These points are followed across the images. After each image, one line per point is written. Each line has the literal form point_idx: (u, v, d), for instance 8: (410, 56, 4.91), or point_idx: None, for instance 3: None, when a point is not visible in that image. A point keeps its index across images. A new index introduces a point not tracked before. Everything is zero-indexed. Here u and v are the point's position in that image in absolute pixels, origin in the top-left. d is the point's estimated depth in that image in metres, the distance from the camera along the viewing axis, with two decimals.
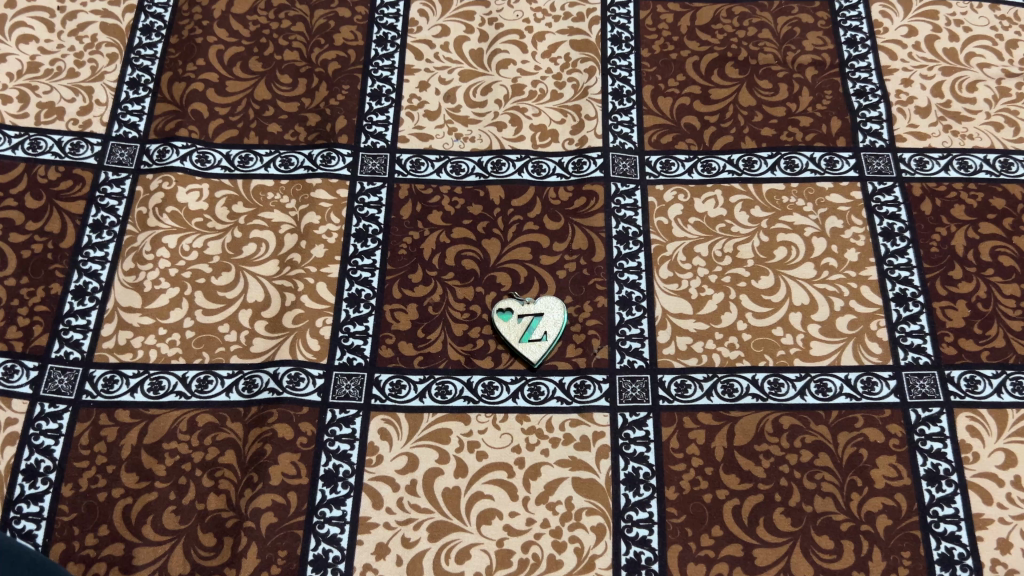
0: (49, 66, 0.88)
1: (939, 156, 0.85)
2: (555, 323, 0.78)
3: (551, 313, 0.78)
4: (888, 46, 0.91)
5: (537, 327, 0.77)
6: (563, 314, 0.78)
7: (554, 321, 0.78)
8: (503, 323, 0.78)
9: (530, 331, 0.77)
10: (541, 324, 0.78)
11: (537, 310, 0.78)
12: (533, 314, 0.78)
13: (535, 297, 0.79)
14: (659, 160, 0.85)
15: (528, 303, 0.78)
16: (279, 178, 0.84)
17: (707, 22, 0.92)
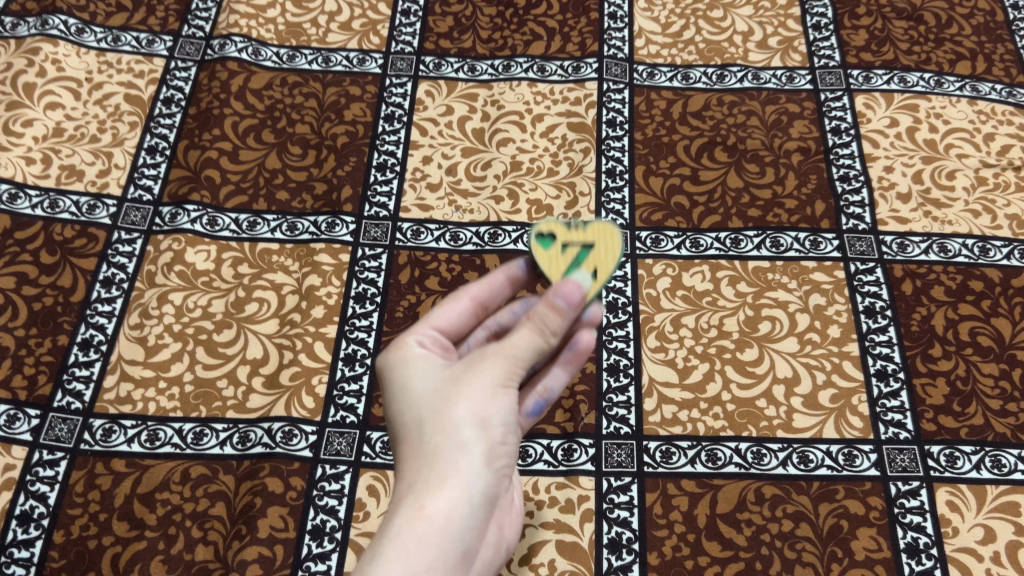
0: (73, 132, 0.93)
1: (919, 240, 0.88)
2: (603, 263, 0.60)
3: (603, 250, 0.61)
4: (871, 135, 0.95)
5: (582, 264, 0.61)
6: (618, 249, 0.60)
7: (605, 258, 0.60)
8: (539, 253, 0.61)
9: (571, 265, 0.61)
10: (589, 262, 0.61)
11: (586, 238, 0.61)
12: (580, 242, 0.61)
13: (583, 226, 0.62)
14: (650, 235, 0.89)
15: (574, 229, 0.62)
16: (284, 242, 0.88)
17: (698, 109, 0.97)
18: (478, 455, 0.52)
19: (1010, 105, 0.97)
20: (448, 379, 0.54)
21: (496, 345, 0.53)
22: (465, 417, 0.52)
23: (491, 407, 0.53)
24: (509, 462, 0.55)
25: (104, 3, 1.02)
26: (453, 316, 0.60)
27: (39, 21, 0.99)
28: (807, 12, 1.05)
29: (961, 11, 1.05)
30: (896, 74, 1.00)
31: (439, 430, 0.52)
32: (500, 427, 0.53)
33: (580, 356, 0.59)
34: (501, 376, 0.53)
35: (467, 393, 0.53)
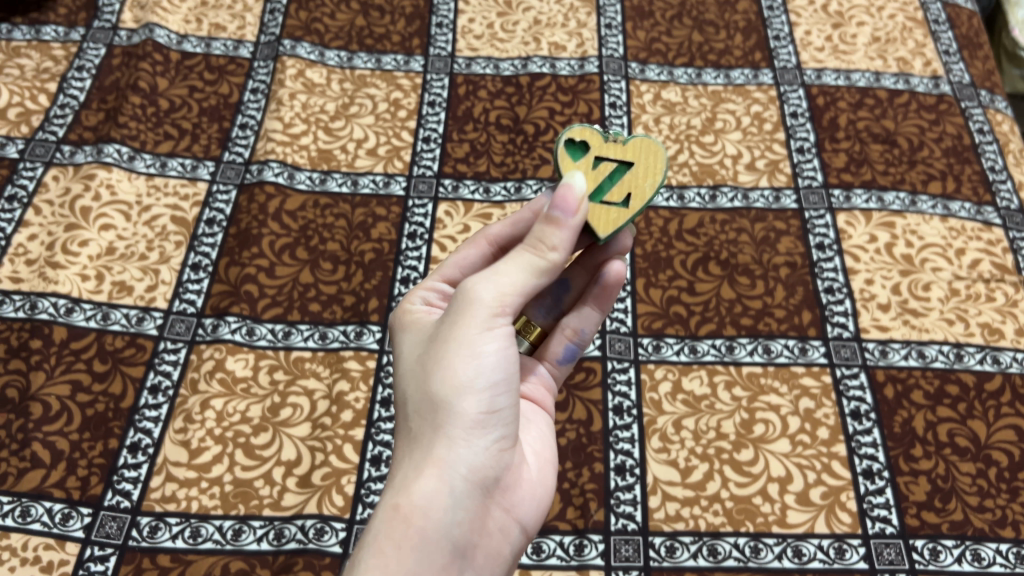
0: (124, 250, 1.02)
1: (899, 347, 0.96)
2: (650, 178, 0.73)
3: (648, 158, 0.73)
4: (853, 250, 1.04)
5: (632, 173, 0.72)
6: (663, 165, 0.73)
7: (654, 168, 0.73)
8: (572, 162, 0.72)
9: (617, 174, 0.73)
10: (638, 169, 0.73)
11: (623, 155, 0.73)
12: (614, 154, 0.73)
13: (624, 141, 0.73)
14: (651, 342, 0.97)
15: (609, 143, 0.73)
16: (316, 349, 0.96)
17: (693, 226, 1.06)
18: (451, 425, 0.62)
19: (978, 222, 1.07)
20: (424, 356, 0.65)
21: (470, 290, 0.63)
22: (435, 391, 0.63)
23: (464, 367, 0.63)
24: (499, 425, 0.65)
25: (153, 132, 1.13)
26: (472, 257, 0.77)
27: (95, 149, 1.10)
28: (791, 137, 1.15)
29: (932, 135, 1.15)
30: (874, 194, 1.09)
31: (418, 408, 0.63)
32: (473, 383, 0.63)
33: (609, 293, 0.78)
34: (474, 332, 0.63)
35: (435, 366, 0.63)
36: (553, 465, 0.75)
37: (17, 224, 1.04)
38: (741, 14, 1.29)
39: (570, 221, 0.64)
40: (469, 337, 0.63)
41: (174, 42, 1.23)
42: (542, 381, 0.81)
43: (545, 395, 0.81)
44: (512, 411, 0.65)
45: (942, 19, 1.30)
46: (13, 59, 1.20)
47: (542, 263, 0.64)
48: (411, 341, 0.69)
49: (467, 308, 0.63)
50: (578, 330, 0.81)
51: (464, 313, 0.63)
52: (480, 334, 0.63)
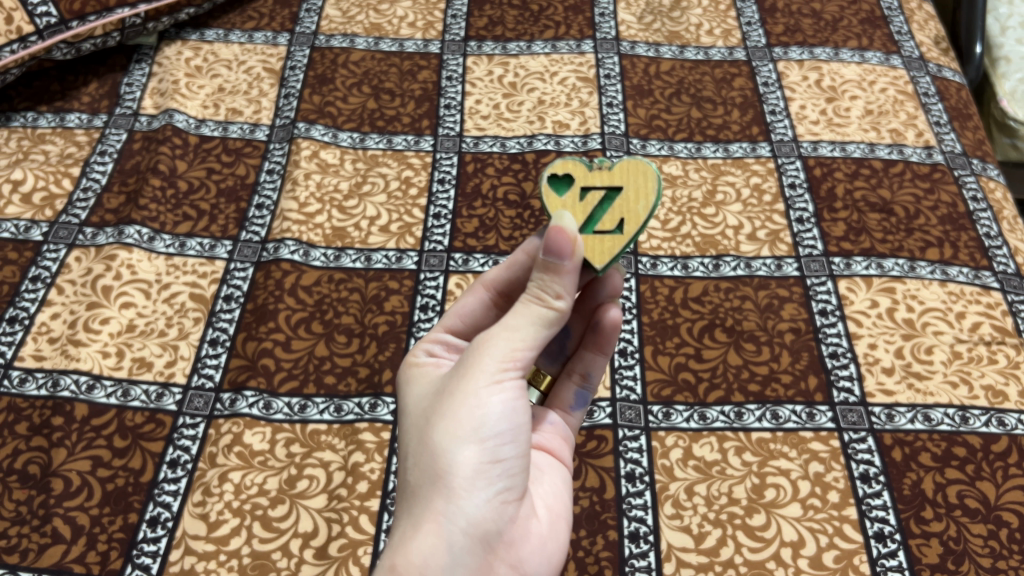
0: (143, 327, 1.05)
1: (905, 410, 0.98)
2: (638, 206, 0.80)
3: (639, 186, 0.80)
4: (855, 316, 1.06)
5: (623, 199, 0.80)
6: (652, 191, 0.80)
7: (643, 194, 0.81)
8: (559, 198, 0.81)
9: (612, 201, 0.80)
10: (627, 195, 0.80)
11: (609, 180, 0.81)
12: (598, 181, 0.81)
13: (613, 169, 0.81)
14: (661, 409, 0.99)
15: (591, 173, 0.81)
16: (331, 421, 0.97)
17: (698, 294, 1.09)
18: (451, 479, 0.67)
19: (976, 286, 1.09)
20: (427, 411, 0.70)
21: (480, 347, 0.68)
22: (436, 444, 0.67)
23: (467, 420, 0.67)
24: (501, 475, 0.69)
25: (172, 213, 1.16)
26: (472, 305, 0.82)
27: (116, 230, 1.13)
28: (790, 207, 1.19)
29: (927, 203, 1.18)
30: (873, 261, 1.12)
31: (420, 462, 0.68)
32: (475, 437, 0.68)
33: (608, 337, 0.86)
34: (478, 388, 0.68)
35: (437, 419, 0.68)
36: (566, 515, 0.79)
37: (40, 303, 1.07)
38: (737, 91, 1.34)
39: (567, 264, 0.67)
40: (472, 390, 0.68)
41: (193, 126, 1.27)
42: (557, 430, 0.87)
43: (561, 444, 0.86)
44: (516, 461, 0.70)
45: (932, 92, 1.35)
46: (38, 146, 1.25)
47: (550, 314, 0.68)
48: (418, 391, 0.74)
49: (474, 362, 0.68)
50: (585, 374, 0.90)
51: (473, 368, 0.68)
52: (484, 389, 0.68)
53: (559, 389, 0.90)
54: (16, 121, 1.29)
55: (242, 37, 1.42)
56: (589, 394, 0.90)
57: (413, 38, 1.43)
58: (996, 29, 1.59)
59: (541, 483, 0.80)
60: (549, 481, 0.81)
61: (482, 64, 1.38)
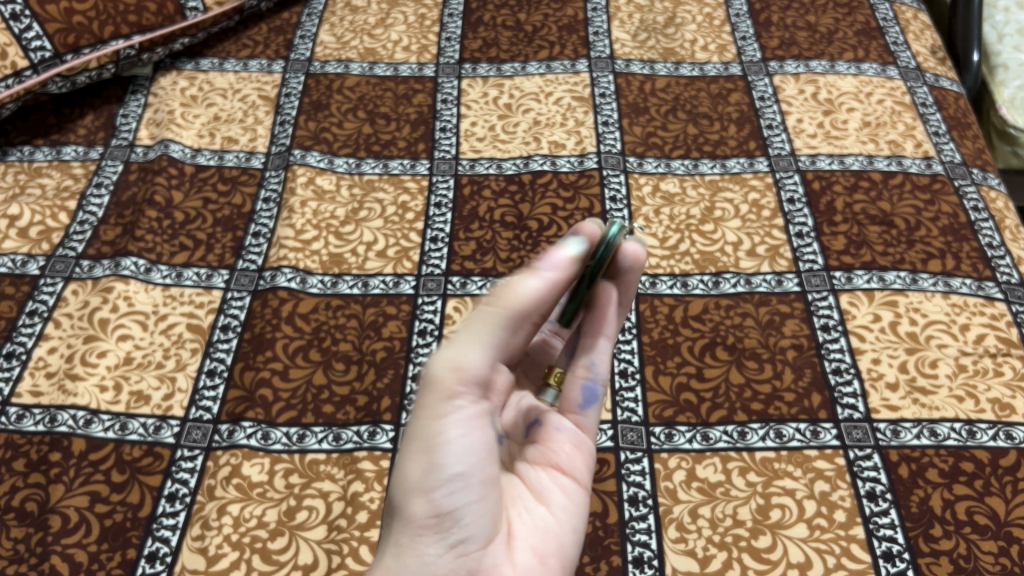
0: (141, 359, 1.04)
1: (911, 425, 0.96)
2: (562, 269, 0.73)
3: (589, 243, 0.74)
4: (858, 330, 1.05)
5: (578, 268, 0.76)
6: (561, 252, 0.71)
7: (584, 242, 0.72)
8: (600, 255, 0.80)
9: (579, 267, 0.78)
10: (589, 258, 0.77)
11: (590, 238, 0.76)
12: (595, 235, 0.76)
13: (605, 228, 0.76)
14: (663, 431, 0.97)
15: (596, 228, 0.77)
16: (330, 451, 0.97)
17: (698, 312, 1.08)
18: (399, 532, 0.67)
19: (980, 298, 1.08)
20: (398, 452, 0.71)
21: (425, 386, 0.67)
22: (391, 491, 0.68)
23: (414, 465, 0.67)
24: (458, 522, 0.67)
25: (169, 244, 1.16)
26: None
27: (113, 262, 1.13)
28: (790, 222, 1.18)
29: (928, 215, 1.17)
30: (875, 274, 1.11)
31: (387, 511, 0.70)
32: (417, 485, 0.66)
33: (602, 308, 0.81)
34: (422, 428, 0.67)
35: (397, 463, 0.69)
36: (558, 560, 0.72)
37: (37, 337, 1.06)
38: (734, 106, 1.33)
39: (544, 275, 0.68)
40: (415, 429, 0.67)
41: (189, 156, 1.27)
42: (571, 440, 0.79)
43: (575, 458, 0.78)
44: (475, 506, 0.67)
45: (930, 102, 1.34)
46: (35, 179, 1.25)
47: (487, 338, 0.67)
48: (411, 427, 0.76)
49: (419, 397, 0.68)
50: (590, 365, 0.81)
51: (418, 409, 0.67)
52: (424, 428, 0.66)
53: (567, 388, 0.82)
54: (13, 155, 1.29)
55: (237, 65, 1.42)
56: (598, 387, 0.81)
57: (407, 62, 1.43)
58: (993, 36, 1.58)
59: (531, 515, 0.73)
60: (547, 513, 0.74)
61: (477, 86, 1.38)
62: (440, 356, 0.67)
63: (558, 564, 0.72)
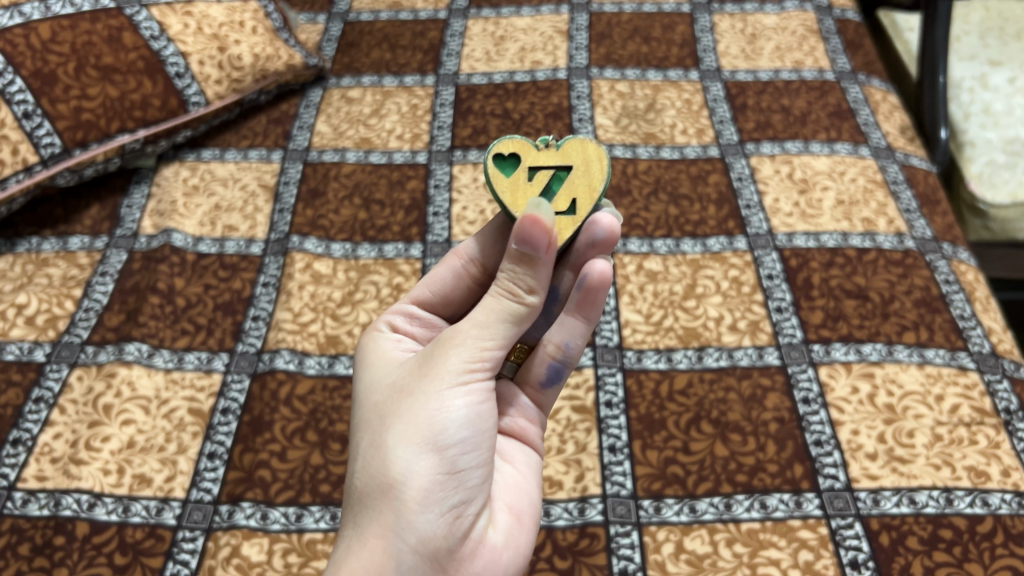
0: (143, 443, 1.07)
1: (890, 494, 1.00)
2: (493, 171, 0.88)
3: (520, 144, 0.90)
4: (837, 402, 1.09)
5: (518, 171, 0.88)
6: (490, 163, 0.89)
7: (506, 140, 0.89)
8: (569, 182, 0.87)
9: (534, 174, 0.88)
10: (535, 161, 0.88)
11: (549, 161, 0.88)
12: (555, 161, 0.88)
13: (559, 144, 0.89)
14: (652, 503, 1.00)
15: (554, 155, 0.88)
16: (327, 530, 0.99)
17: (683, 386, 1.12)
18: (406, 486, 0.72)
19: (953, 368, 1.12)
20: (383, 409, 0.76)
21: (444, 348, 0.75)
22: (392, 445, 0.73)
23: (432, 422, 0.74)
24: (463, 478, 0.75)
25: (171, 329, 1.20)
26: (445, 275, 0.93)
27: (117, 349, 1.17)
28: (769, 297, 1.23)
29: (901, 288, 1.22)
30: (852, 347, 1.15)
31: (371, 465, 0.73)
32: (435, 444, 0.74)
33: (596, 292, 0.86)
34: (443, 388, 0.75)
35: (394, 420, 0.74)
36: (529, 513, 0.86)
37: (42, 423, 1.10)
38: (713, 187, 1.39)
39: (541, 257, 0.73)
40: (435, 393, 0.75)
41: (190, 244, 1.32)
42: (524, 411, 0.92)
43: (527, 426, 0.92)
44: (475, 465, 0.76)
45: (900, 179, 1.40)
46: (42, 269, 1.30)
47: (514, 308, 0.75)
48: (374, 385, 0.80)
49: (440, 361, 0.75)
50: (562, 345, 0.90)
51: (439, 370, 0.75)
52: (447, 388, 0.75)
53: (534, 363, 0.91)
54: (22, 246, 1.34)
55: (237, 156, 1.49)
56: (562, 367, 0.91)
57: (401, 149, 1.49)
58: (960, 114, 1.66)
59: (503, 474, 0.87)
60: (513, 471, 0.88)
61: (467, 172, 1.44)
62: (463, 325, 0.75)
63: (530, 513, 0.86)
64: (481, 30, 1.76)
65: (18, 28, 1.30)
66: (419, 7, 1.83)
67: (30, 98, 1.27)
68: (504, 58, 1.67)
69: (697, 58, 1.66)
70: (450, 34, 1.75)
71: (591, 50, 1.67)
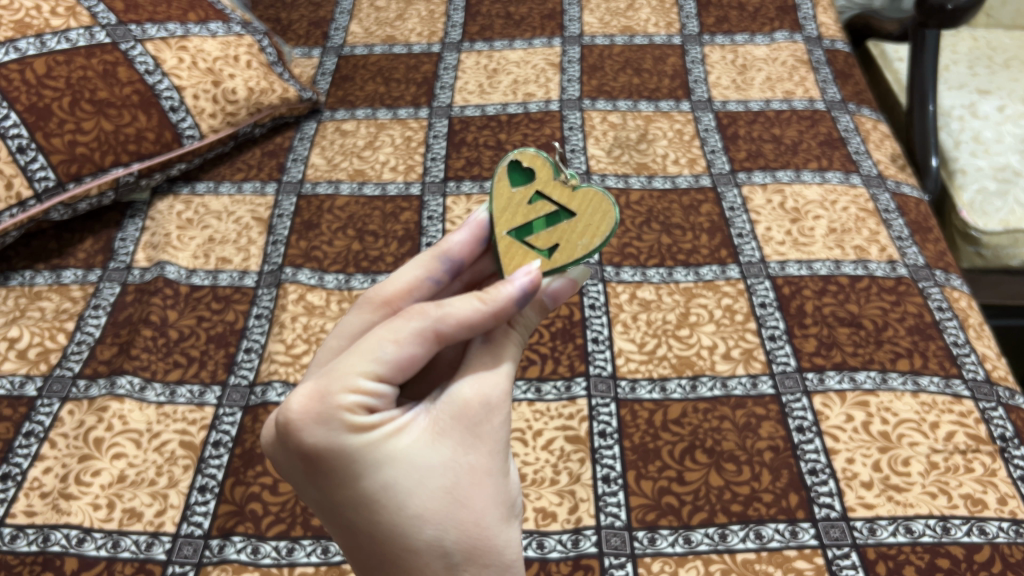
0: (134, 476, 1.06)
1: (886, 523, 0.99)
2: (595, 193, 0.82)
3: (547, 164, 0.81)
4: (832, 430, 1.08)
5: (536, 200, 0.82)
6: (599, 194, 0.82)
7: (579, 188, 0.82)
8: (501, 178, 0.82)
9: (532, 201, 0.81)
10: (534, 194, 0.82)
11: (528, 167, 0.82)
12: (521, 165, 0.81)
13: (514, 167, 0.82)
14: (646, 535, 0.99)
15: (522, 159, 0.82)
16: (318, 564, 0.98)
17: (677, 416, 1.11)
18: (515, 564, 0.71)
19: (948, 395, 1.12)
20: (468, 499, 0.67)
21: (492, 411, 0.69)
22: (498, 536, 0.69)
23: (504, 484, 0.70)
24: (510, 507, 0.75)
25: (163, 361, 1.20)
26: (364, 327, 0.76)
27: (108, 382, 1.17)
28: (762, 325, 1.22)
29: (894, 316, 1.22)
30: (846, 374, 1.15)
31: (472, 553, 0.68)
32: (507, 497, 0.71)
33: None
34: (503, 446, 0.70)
35: (488, 508, 0.68)
36: None
37: (33, 457, 1.09)
38: (705, 216, 1.40)
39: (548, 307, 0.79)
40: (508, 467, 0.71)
41: (184, 276, 1.33)
42: None
43: None
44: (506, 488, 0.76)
45: (892, 208, 1.40)
46: (35, 302, 1.30)
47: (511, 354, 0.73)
48: (413, 474, 0.67)
49: (491, 426, 0.69)
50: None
51: (496, 435, 0.69)
52: (504, 447, 0.70)
53: None
54: (14, 279, 1.34)
55: (232, 188, 1.49)
56: None
57: (394, 181, 1.50)
58: (950, 143, 1.67)
59: None
60: None
61: (461, 203, 1.44)
62: (504, 386, 0.71)
63: None
64: (475, 62, 1.77)
65: (13, 63, 1.30)
66: (413, 41, 1.85)
67: (25, 132, 1.28)
68: (496, 90, 1.69)
69: (688, 89, 1.67)
70: (444, 67, 1.77)
71: (583, 82, 1.69)
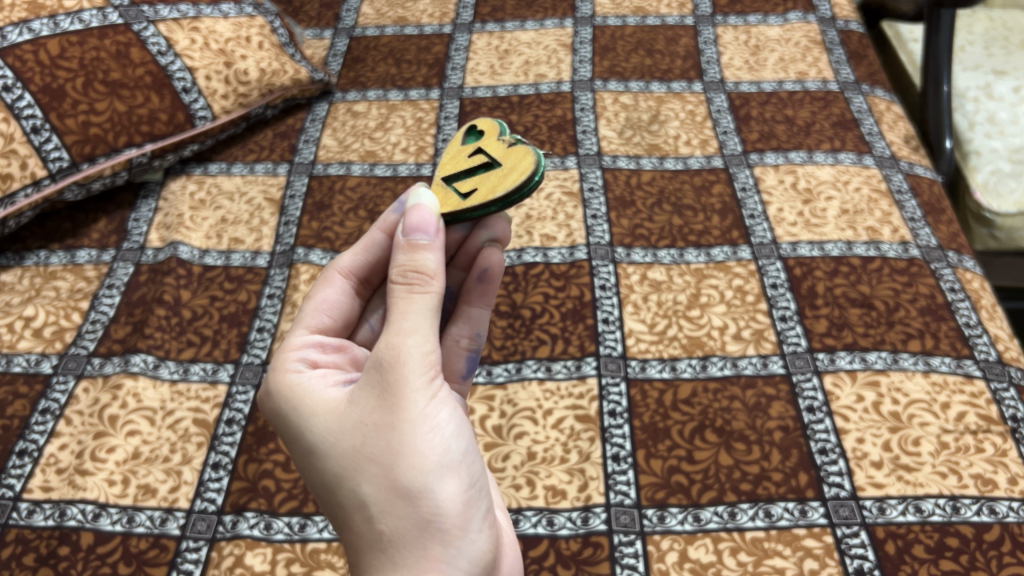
0: (148, 453, 1.08)
1: (896, 502, 0.99)
2: (523, 147, 0.89)
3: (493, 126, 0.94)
4: (842, 411, 1.08)
5: (475, 151, 0.92)
6: (535, 160, 0.86)
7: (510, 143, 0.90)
8: (456, 144, 0.96)
9: (471, 153, 0.92)
10: (488, 187, 0.87)
11: (480, 131, 0.95)
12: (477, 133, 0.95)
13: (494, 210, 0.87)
14: (656, 513, 1.00)
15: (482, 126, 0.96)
16: (330, 539, 0.99)
17: (687, 395, 1.11)
18: (444, 513, 0.69)
19: (959, 375, 1.12)
20: (372, 452, 0.69)
21: (392, 366, 0.69)
22: (412, 486, 0.68)
23: (419, 438, 0.69)
24: (465, 464, 0.72)
25: (176, 341, 1.21)
26: (335, 295, 0.88)
27: (123, 360, 1.18)
28: (773, 306, 1.22)
29: (906, 297, 1.22)
30: (857, 355, 1.15)
31: (388, 508, 0.69)
32: (432, 452, 0.70)
33: (493, 285, 0.93)
34: (415, 401, 0.69)
35: (393, 459, 0.69)
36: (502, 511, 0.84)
37: (48, 434, 1.10)
38: (716, 198, 1.40)
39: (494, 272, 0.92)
40: (420, 417, 0.69)
41: (197, 256, 1.33)
42: None
43: None
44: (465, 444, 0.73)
45: (904, 188, 1.40)
46: (50, 281, 1.31)
47: (427, 304, 0.71)
48: (328, 434, 0.72)
49: (396, 382, 0.69)
50: (475, 337, 0.97)
51: (403, 391, 0.69)
52: (415, 403, 0.69)
53: (451, 358, 0.98)
54: (30, 259, 1.35)
55: (244, 170, 1.50)
56: (478, 355, 0.99)
57: (406, 162, 1.50)
58: (965, 124, 1.66)
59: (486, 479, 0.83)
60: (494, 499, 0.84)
61: None
62: (404, 338, 0.69)
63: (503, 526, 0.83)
64: (486, 44, 1.77)
65: (26, 45, 1.31)
66: (424, 22, 1.84)
67: (39, 113, 1.28)
68: (508, 72, 1.68)
69: (700, 70, 1.66)
70: (455, 48, 1.76)
71: (594, 63, 1.68)
